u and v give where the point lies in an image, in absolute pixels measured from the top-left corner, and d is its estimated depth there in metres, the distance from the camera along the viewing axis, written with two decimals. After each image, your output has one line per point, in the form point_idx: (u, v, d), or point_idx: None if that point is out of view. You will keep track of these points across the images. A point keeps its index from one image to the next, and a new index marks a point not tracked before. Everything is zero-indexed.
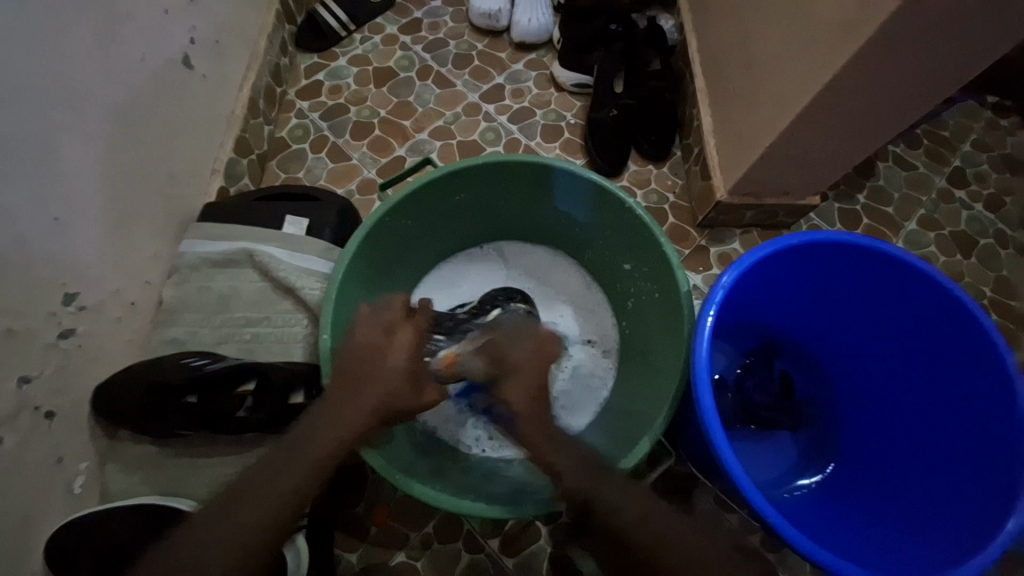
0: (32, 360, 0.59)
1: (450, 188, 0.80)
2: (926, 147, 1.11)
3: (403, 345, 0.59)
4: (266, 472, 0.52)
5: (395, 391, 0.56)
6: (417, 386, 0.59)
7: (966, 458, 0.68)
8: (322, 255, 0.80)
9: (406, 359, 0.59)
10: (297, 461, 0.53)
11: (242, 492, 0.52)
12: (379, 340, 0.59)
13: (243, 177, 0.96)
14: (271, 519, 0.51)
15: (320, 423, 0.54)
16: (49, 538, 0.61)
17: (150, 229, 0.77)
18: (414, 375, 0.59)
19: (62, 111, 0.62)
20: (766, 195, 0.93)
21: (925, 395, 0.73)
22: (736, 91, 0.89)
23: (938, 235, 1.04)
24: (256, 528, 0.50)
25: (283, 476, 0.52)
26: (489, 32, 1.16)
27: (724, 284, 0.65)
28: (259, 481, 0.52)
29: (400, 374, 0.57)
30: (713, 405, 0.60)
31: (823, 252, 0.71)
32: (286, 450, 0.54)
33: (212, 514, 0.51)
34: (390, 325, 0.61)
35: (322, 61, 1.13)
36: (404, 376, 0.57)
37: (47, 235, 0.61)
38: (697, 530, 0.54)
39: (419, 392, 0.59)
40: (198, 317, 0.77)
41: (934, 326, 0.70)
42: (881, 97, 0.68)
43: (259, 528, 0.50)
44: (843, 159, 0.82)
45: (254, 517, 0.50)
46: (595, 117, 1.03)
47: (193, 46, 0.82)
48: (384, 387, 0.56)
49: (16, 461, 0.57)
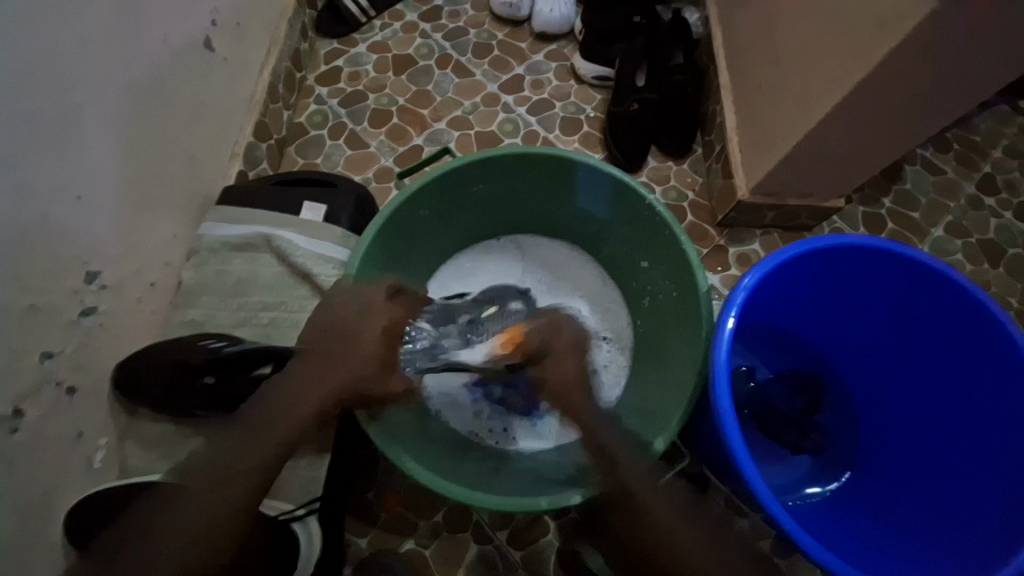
0: (54, 337, 0.60)
1: (469, 179, 0.79)
2: (955, 151, 1.08)
3: (373, 329, 0.65)
4: (229, 457, 0.55)
5: (360, 372, 0.62)
6: (382, 372, 0.65)
7: (988, 470, 0.67)
8: (339, 241, 0.80)
9: (375, 346, 0.65)
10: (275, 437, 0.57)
11: (230, 458, 0.55)
12: (357, 323, 0.65)
13: (262, 161, 0.97)
14: (257, 484, 0.54)
15: (289, 399, 0.59)
16: (68, 510, 0.62)
17: (170, 211, 0.77)
18: (382, 362, 0.65)
19: (84, 89, 0.62)
20: (789, 195, 0.91)
21: (946, 406, 0.72)
22: (762, 88, 0.86)
23: (964, 242, 1.01)
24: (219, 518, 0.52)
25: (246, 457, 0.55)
26: (510, 22, 1.15)
27: (746, 286, 0.64)
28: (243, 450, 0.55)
29: (370, 357, 0.64)
30: (732, 409, 0.59)
31: (848, 257, 0.70)
32: (251, 435, 0.57)
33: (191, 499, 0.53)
34: (370, 309, 0.66)
35: (342, 47, 1.12)
36: (373, 360, 0.64)
37: (71, 214, 0.61)
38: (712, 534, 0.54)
39: (385, 376, 0.65)
40: (216, 300, 0.78)
41: (958, 335, 0.69)
42: (915, 99, 0.66)
43: (240, 494, 0.53)
44: (872, 161, 0.80)
45: (221, 508, 0.52)
46: (616, 110, 1.01)
47: (215, 28, 0.82)
48: (351, 367, 0.62)
49: (38, 434, 0.58)
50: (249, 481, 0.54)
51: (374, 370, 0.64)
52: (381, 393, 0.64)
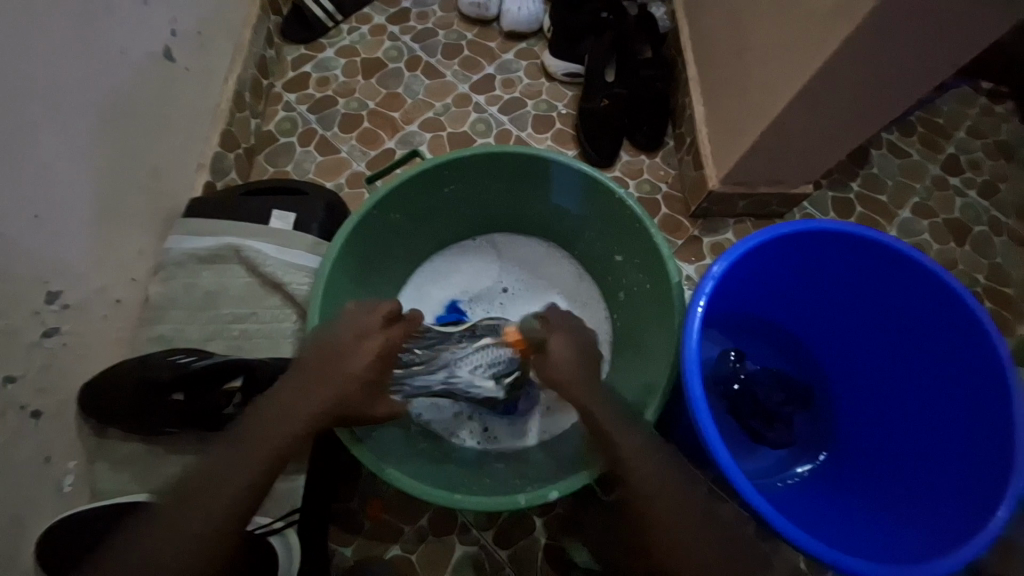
0: (16, 360, 0.58)
1: (439, 180, 0.79)
2: (919, 134, 1.11)
3: (367, 354, 0.60)
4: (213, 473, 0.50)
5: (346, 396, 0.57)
6: (370, 394, 0.61)
7: (956, 444, 0.68)
8: (311, 249, 0.79)
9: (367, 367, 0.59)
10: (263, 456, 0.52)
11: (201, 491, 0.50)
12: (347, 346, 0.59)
13: (230, 171, 0.95)
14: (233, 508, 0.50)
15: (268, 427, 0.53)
16: (39, 536, 0.61)
17: (135, 226, 0.76)
18: (371, 385, 0.60)
19: (38, 104, 0.60)
20: (759, 183, 0.92)
21: (915, 383, 0.73)
22: (728, 79, 0.87)
23: (932, 223, 1.04)
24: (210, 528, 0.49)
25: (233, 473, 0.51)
26: (479, 22, 1.14)
27: (714, 275, 0.65)
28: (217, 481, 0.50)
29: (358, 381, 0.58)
30: (704, 397, 0.59)
31: (814, 241, 0.71)
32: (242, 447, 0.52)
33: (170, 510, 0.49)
34: (365, 331, 0.61)
35: (310, 52, 1.11)
36: (360, 382, 0.58)
37: (29, 233, 0.60)
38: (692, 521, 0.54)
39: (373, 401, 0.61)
40: (186, 314, 0.76)
41: (926, 313, 0.70)
42: (873, 84, 0.67)
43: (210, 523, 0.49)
44: (836, 147, 0.82)
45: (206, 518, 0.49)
46: (586, 107, 1.02)
47: (174, 38, 0.80)
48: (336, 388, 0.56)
49: (2, 460, 0.57)
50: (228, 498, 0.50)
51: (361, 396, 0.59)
52: (367, 416, 0.60)
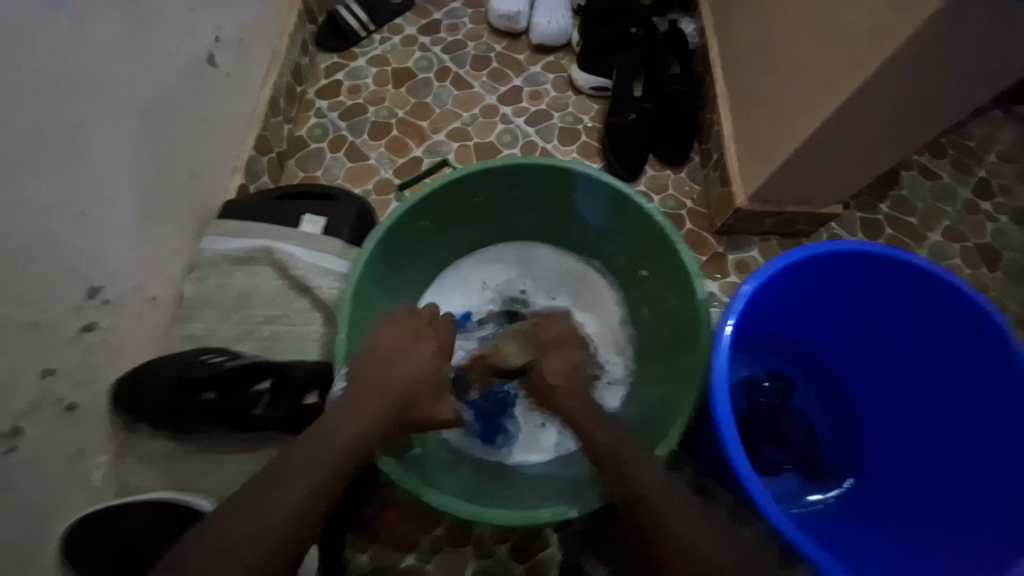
0: (55, 354, 0.60)
1: (467, 190, 0.80)
2: (950, 156, 1.09)
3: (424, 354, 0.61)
4: (280, 472, 0.51)
5: (410, 396, 0.57)
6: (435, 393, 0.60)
7: (988, 476, 0.66)
8: (339, 254, 0.80)
9: (424, 368, 0.60)
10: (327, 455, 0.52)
11: (264, 494, 0.50)
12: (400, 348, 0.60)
13: (262, 174, 0.97)
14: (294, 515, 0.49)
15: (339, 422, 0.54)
16: (69, 528, 0.62)
17: (172, 226, 0.78)
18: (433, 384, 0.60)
19: (87, 105, 0.62)
20: (787, 202, 0.92)
21: (947, 410, 0.71)
22: (759, 98, 0.87)
23: (962, 247, 1.02)
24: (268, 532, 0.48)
25: (294, 479, 0.50)
26: (508, 35, 1.16)
27: (744, 294, 0.65)
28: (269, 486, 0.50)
29: (418, 381, 0.58)
30: (732, 415, 0.59)
31: (845, 263, 0.70)
32: (301, 448, 0.53)
33: (229, 513, 0.49)
34: (416, 333, 0.62)
35: (342, 60, 1.13)
36: (422, 384, 0.59)
37: (73, 230, 0.61)
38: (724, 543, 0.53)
39: (436, 401, 0.59)
40: (217, 314, 0.78)
41: (956, 339, 0.69)
42: (912, 106, 0.67)
43: (267, 532, 0.48)
44: (870, 168, 0.81)
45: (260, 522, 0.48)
46: (613, 120, 1.02)
47: (217, 45, 0.83)
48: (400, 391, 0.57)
49: (38, 451, 0.58)
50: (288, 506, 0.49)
51: (428, 391, 0.59)
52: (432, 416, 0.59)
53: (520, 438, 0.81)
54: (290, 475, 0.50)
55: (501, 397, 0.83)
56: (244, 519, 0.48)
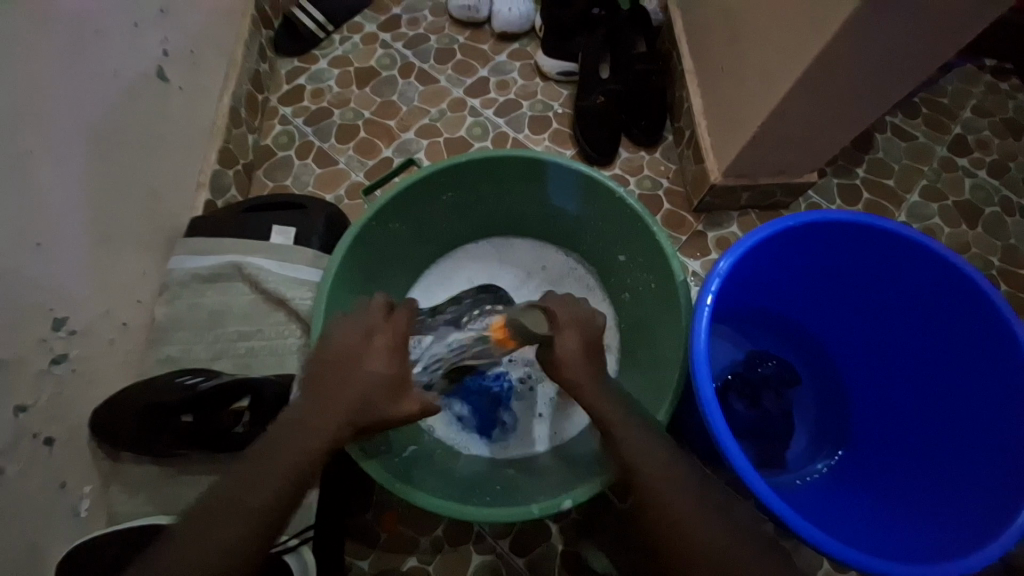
0: (26, 389, 0.58)
1: (437, 188, 0.79)
2: (924, 115, 1.08)
3: (380, 353, 0.58)
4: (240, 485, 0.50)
5: (369, 396, 0.55)
6: (395, 392, 0.57)
7: (974, 434, 0.67)
8: (312, 263, 0.79)
9: (386, 366, 0.57)
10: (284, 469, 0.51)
11: (229, 500, 0.50)
12: (359, 344, 0.58)
13: (229, 188, 0.95)
14: (249, 528, 0.49)
15: (295, 431, 0.53)
16: (59, 562, 0.62)
17: (137, 248, 0.76)
18: (396, 382, 0.57)
19: (34, 133, 0.60)
20: (762, 174, 0.91)
21: (931, 372, 0.72)
22: (725, 71, 0.86)
23: (940, 205, 1.02)
24: (228, 544, 0.48)
25: (253, 491, 0.50)
26: (471, 25, 1.14)
27: (720, 271, 0.64)
28: (236, 493, 0.50)
29: (378, 379, 0.56)
30: (713, 394, 0.59)
31: (820, 233, 0.70)
32: (260, 459, 0.51)
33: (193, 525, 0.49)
34: (369, 329, 0.59)
35: (303, 64, 1.11)
36: (382, 383, 0.56)
37: (31, 261, 0.60)
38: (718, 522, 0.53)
39: (397, 399, 0.57)
40: (191, 334, 0.77)
41: (937, 300, 0.69)
42: (876, 66, 0.66)
43: (237, 535, 0.48)
44: (841, 133, 0.80)
45: (225, 534, 0.48)
46: (583, 104, 1.01)
47: (167, 58, 0.80)
48: (359, 392, 0.55)
49: (18, 490, 0.57)
50: (245, 519, 0.49)
51: (384, 391, 0.56)
52: (395, 416, 0.56)
53: (518, 428, 0.81)
54: (257, 479, 0.50)
55: (494, 392, 0.83)
56: (212, 529, 0.48)
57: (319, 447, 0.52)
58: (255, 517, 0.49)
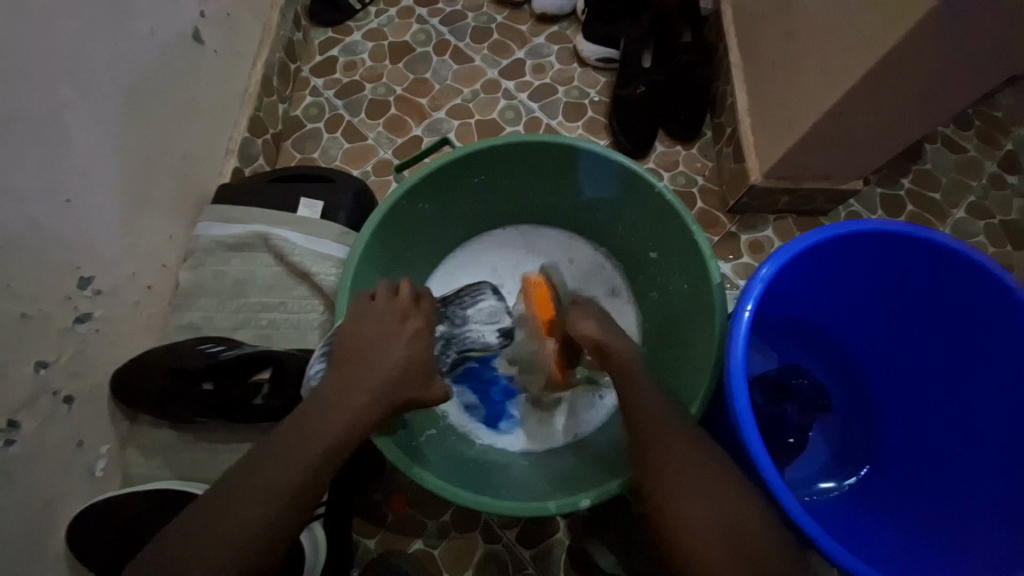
0: (49, 345, 0.58)
1: (469, 171, 0.76)
2: (977, 128, 1.03)
3: (413, 333, 0.58)
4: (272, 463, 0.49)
5: (404, 376, 0.55)
6: (428, 376, 0.58)
7: (1010, 466, 0.64)
8: (338, 238, 0.78)
9: (413, 350, 0.57)
10: (314, 448, 0.49)
11: (262, 475, 0.48)
12: (390, 327, 0.58)
13: (258, 157, 0.94)
14: (280, 505, 0.47)
15: (329, 412, 0.52)
16: (73, 519, 0.62)
17: (164, 212, 0.75)
18: (427, 365, 0.58)
19: (68, 86, 0.59)
20: (805, 178, 0.87)
21: (969, 397, 0.69)
22: (776, 67, 0.82)
23: (987, 224, 0.97)
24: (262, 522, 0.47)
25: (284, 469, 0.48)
26: (510, 4, 1.10)
27: (762, 277, 0.62)
28: (269, 467, 0.49)
29: (405, 363, 0.56)
30: (748, 403, 0.57)
31: (868, 244, 0.67)
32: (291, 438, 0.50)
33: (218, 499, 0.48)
34: (404, 312, 0.60)
35: (337, 35, 1.08)
36: (416, 364, 0.57)
37: (60, 218, 0.59)
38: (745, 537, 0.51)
39: (426, 383, 0.58)
40: (213, 302, 0.76)
41: (986, 324, 0.65)
42: (946, 72, 0.62)
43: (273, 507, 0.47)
44: (895, 141, 0.76)
45: (255, 512, 0.47)
46: (621, 93, 0.97)
47: (203, 20, 0.79)
48: (393, 373, 0.55)
49: (37, 444, 0.57)
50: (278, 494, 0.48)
51: (418, 374, 0.57)
52: (426, 400, 0.57)
53: (525, 424, 0.80)
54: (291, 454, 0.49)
55: (506, 384, 0.82)
56: (239, 507, 0.47)
57: (349, 430, 0.51)
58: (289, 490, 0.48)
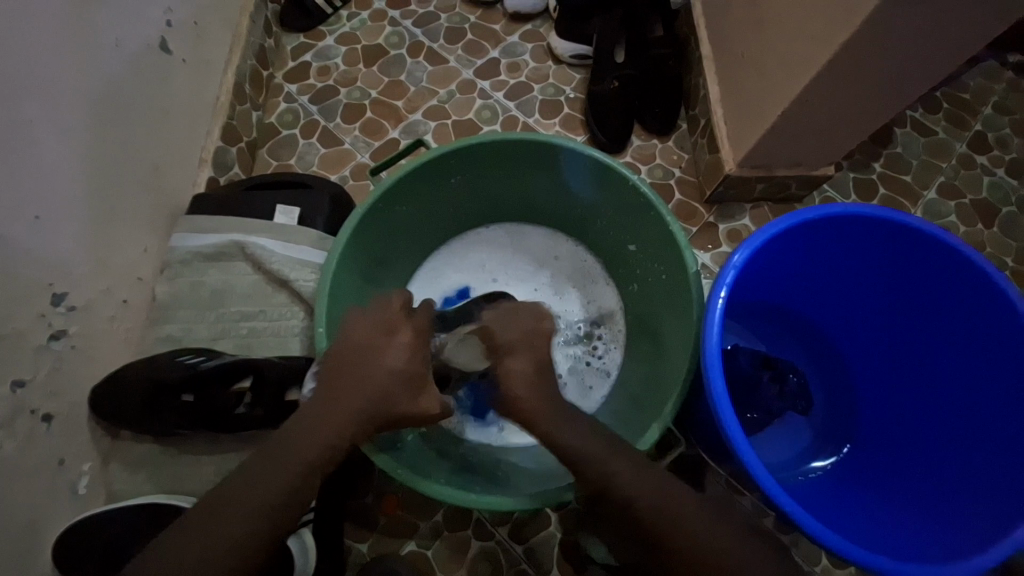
0: (23, 365, 0.57)
1: (445, 171, 0.77)
2: (945, 110, 1.06)
3: (400, 346, 0.55)
4: (257, 476, 0.49)
5: (389, 393, 0.53)
6: (416, 390, 0.54)
7: (983, 437, 0.66)
8: (315, 245, 0.78)
9: (405, 362, 0.54)
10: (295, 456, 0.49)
11: (244, 493, 0.49)
12: (377, 339, 0.55)
13: (233, 166, 0.93)
14: (269, 514, 0.48)
15: (310, 421, 0.51)
16: (56, 540, 0.61)
17: (137, 225, 0.74)
18: (415, 378, 0.55)
19: (31, 102, 0.58)
20: (777, 166, 0.89)
21: (943, 373, 0.71)
22: (745, 58, 0.83)
23: (958, 204, 0.99)
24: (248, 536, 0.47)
25: (266, 478, 0.49)
26: (482, 4, 1.10)
27: (735, 263, 0.63)
28: (256, 477, 0.49)
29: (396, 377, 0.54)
30: (724, 390, 0.57)
31: (839, 226, 0.68)
32: (272, 452, 0.51)
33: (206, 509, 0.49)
34: (390, 324, 0.56)
35: (309, 41, 1.08)
36: (402, 379, 0.53)
37: (29, 236, 0.58)
38: (726, 521, 0.52)
39: (417, 396, 0.54)
40: (192, 313, 0.76)
41: (955, 301, 0.67)
42: (905, 58, 0.63)
43: (252, 530, 0.47)
44: (862, 127, 0.77)
45: (243, 525, 0.47)
46: (597, 89, 0.98)
47: (170, 29, 0.78)
48: (379, 387, 0.52)
49: (17, 465, 0.57)
50: (270, 497, 0.48)
51: (405, 390, 0.54)
52: (415, 414, 0.54)
53: (512, 418, 0.81)
54: (269, 476, 0.49)
55: None
56: (223, 520, 0.48)
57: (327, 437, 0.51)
58: (265, 517, 0.48)
